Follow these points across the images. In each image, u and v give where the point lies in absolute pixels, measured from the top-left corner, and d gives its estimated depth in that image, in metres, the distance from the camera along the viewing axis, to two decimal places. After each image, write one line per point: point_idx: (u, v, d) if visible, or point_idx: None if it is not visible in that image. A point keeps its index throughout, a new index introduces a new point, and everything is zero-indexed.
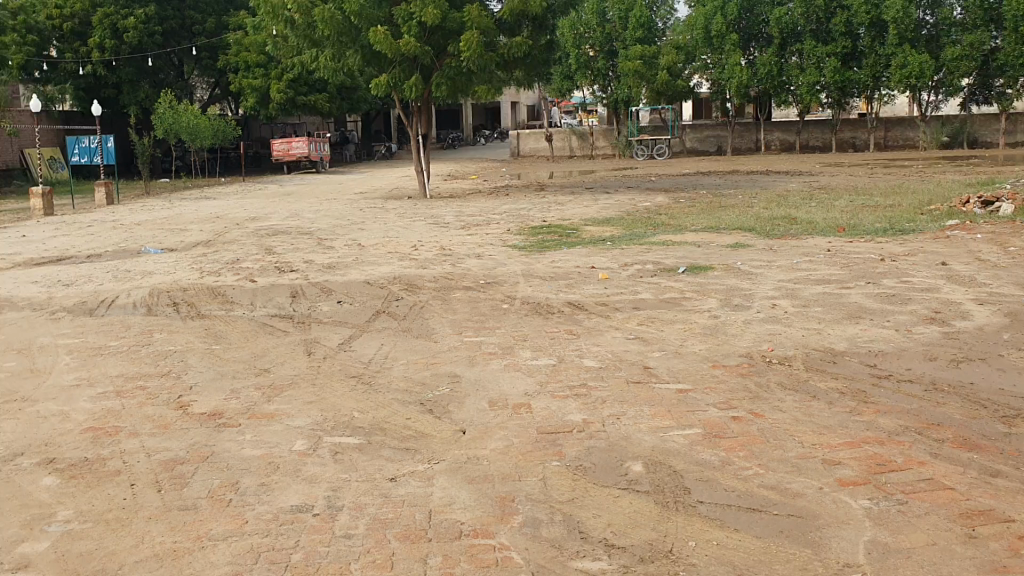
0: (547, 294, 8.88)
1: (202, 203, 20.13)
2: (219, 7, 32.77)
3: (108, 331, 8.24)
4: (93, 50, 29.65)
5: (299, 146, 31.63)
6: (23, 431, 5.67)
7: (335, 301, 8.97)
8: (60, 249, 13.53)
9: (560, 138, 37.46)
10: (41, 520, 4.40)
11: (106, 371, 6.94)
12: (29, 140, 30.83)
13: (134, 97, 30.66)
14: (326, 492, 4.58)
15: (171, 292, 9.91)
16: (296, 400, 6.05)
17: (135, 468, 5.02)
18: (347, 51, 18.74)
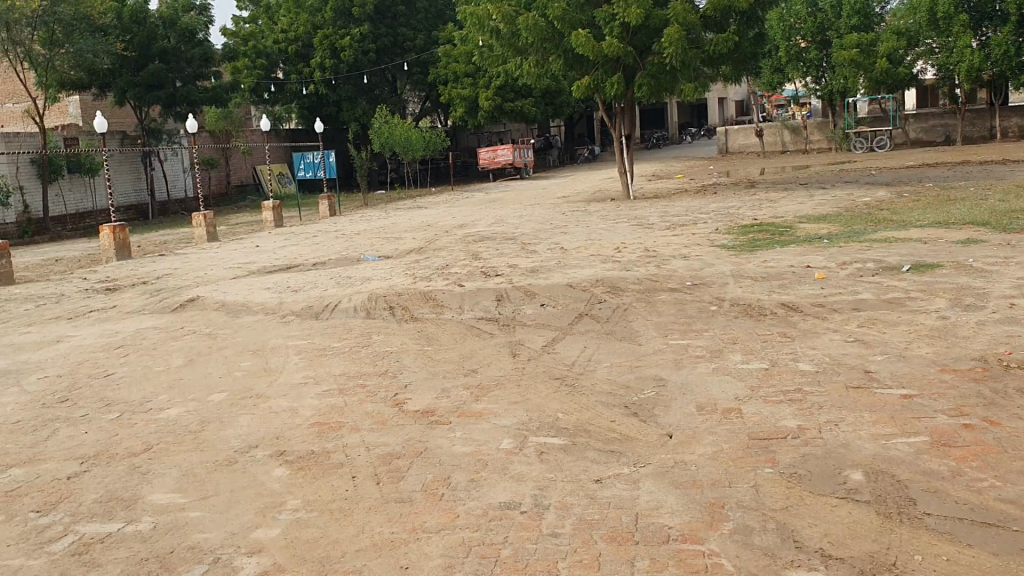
0: (758, 295, 8.59)
1: (415, 212, 21.03)
2: (430, 22, 34.05)
3: (332, 333, 8.77)
4: (315, 71, 31.93)
5: (505, 154, 32.45)
6: (258, 425, 6.12)
7: (539, 304, 9.08)
8: (290, 258, 14.55)
9: (771, 133, 36.38)
10: (273, 508, 4.72)
11: (330, 370, 7.38)
12: (261, 158, 33.49)
13: (353, 114, 32.56)
14: (533, 491, 4.64)
15: (388, 296, 10.41)
16: (504, 400, 6.16)
17: (356, 461, 5.30)
18: (551, 56, 19.03)
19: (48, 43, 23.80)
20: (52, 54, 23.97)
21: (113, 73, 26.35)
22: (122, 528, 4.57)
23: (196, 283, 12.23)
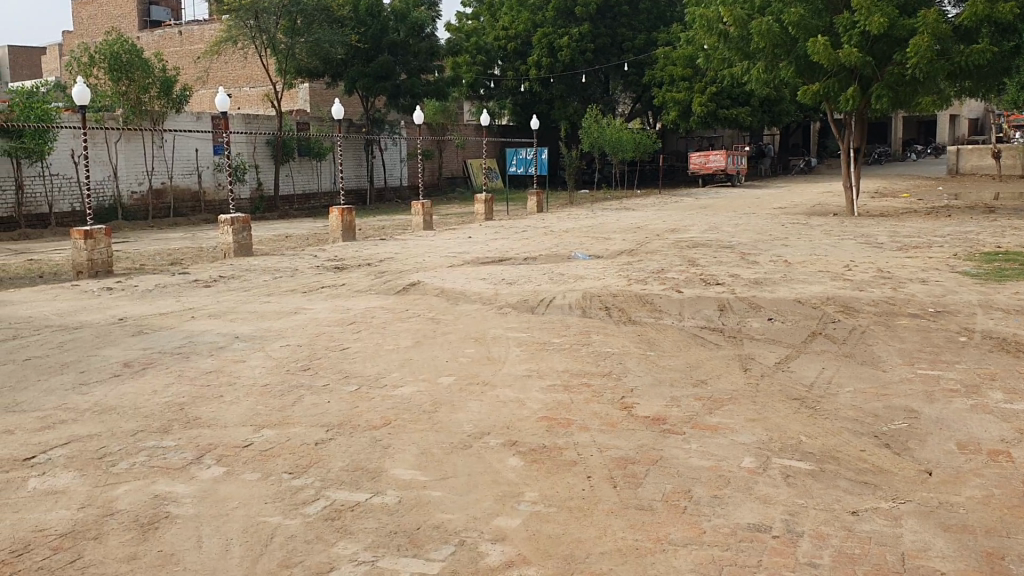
0: (1014, 329, 7.88)
1: (624, 214, 20.92)
2: (652, 23, 33.67)
3: (551, 328, 8.78)
4: (532, 68, 32.65)
5: (716, 160, 31.82)
6: (488, 412, 6.18)
7: (765, 318, 8.72)
8: (502, 250, 14.77)
9: (1010, 155, 33.69)
10: (512, 497, 4.73)
11: (553, 365, 7.37)
12: (473, 151, 34.54)
13: (565, 113, 33.00)
14: (782, 515, 4.40)
15: (603, 297, 10.34)
16: (739, 416, 5.93)
17: (590, 461, 5.23)
18: (781, 63, 18.45)
19: (290, 31, 25.43)
20: (293, 42, 25.65)
21: (345, 62, 27.80)
22: (369, 498, 4.70)
23: (416, 268, 12.64)
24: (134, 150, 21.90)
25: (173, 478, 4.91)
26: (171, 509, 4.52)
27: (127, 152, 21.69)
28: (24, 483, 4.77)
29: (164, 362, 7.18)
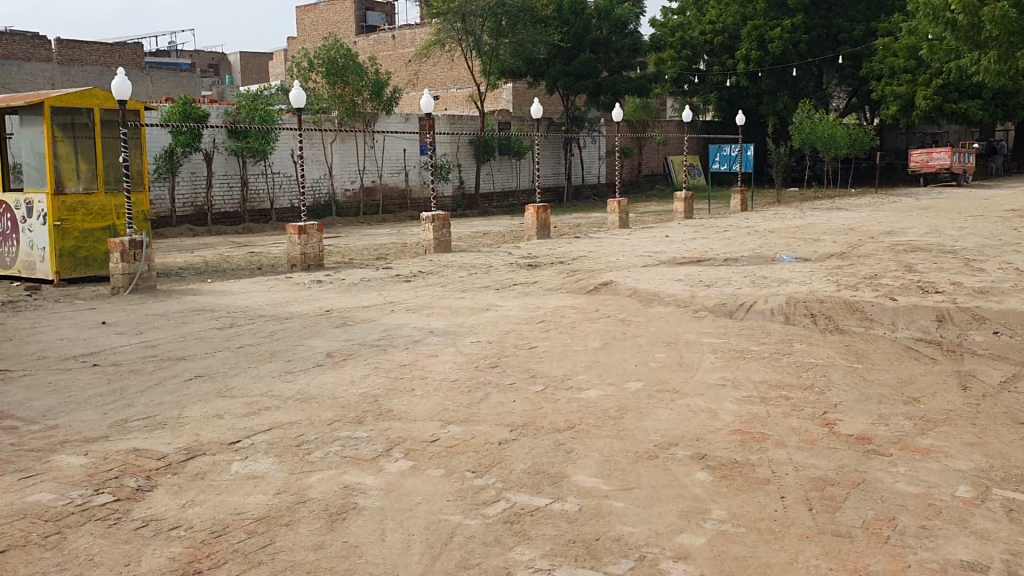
0: None
1: (833, 214, 19.88)
2: (872, 12, 31.84)
3: (749, 335, 8.40)
4: (740, 62, 31.71)
5: (941, 156, 29.67)
6: (677, 422, 5.95)
7: (991, 332, 7.95)
8: (701, 251, 14.39)
9: None
10: (697, 514, 4.51)
11: (749, 374, 7.04)
12: (676, 147, 34.04)
13: (773, 107, 31.83)
14: (1003, 555, 3.94)
15: (807, 302, 9.80)
16: (956, 439, 5.40)
17: (785, 480, 4.91)
18: (1019, 51, 16.90)
19: (495, 33, 25.99)
20: (498, 43, 26.22)
21: (548, 61, 28.06)
22: (550, 504, 4.62)
23: (611, 267, 12.52)
24: (348, 150, 23.05)
25: (362, 469, 5.01)
26: (359, 500, 4.61)
27: (341, 152, 22.86)
28: (229, 466, 4.96)
29: (364, 354, 7.41)
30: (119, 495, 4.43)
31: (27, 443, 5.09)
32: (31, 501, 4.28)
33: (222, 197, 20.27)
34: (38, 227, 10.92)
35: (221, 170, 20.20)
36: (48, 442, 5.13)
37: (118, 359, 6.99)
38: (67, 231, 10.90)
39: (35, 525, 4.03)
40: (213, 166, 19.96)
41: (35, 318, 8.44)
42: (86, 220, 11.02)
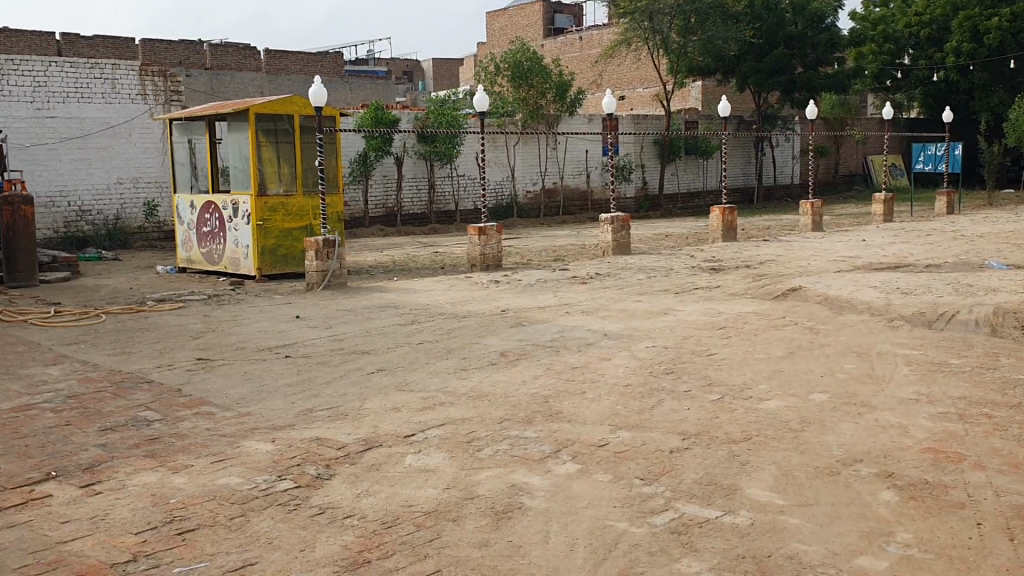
0: None
1: None
2: None
3: (949, 347, 7.81)
4: (950, 55, 29.70)
5: None
6: (863, 437, 5.61)
7: None
8: (899, 256, 13.57)
9: None
10: (880, 536, 4.21)
11: (947, 390, 6.53)
12: (875, 146, 32.36)
13: (987, 103, 29.63)
14: None
15: (1018, 313, 9.02)
16: None
17: (982, 505, 4.51)
18: None
19: (683, 31, 25.77)
20: (686, 41, 25.93)
21: (738, 58, 27.34)
22: (720, 517, 4.38)
23: (799, 272, 12.00)
24: (532, 152, 23.36)
25: (530, 469, 4.87)
26: (524, 501, 4.43)
27: (526, 154, 23.20)
28: (402, 458, 4.94)
29: (537, 354, 7.39)
30: (299, 482, 4.56)
31: (220, 429, 5.42)
32: (220, 484, 4.55)
33: (411, 199, 21.03)
34: (243, 226, 11.69)
35: (411, 173, 20.96)
36: (239, 429, 5.43)
37: (307, 352, 7.31)
38: (269, 231, 11.60)
39: (223, 508, 4.26)
40: (403, 169, 20.74)
41: (236, 312, 9.01)
42: (286, 221, 11.71)
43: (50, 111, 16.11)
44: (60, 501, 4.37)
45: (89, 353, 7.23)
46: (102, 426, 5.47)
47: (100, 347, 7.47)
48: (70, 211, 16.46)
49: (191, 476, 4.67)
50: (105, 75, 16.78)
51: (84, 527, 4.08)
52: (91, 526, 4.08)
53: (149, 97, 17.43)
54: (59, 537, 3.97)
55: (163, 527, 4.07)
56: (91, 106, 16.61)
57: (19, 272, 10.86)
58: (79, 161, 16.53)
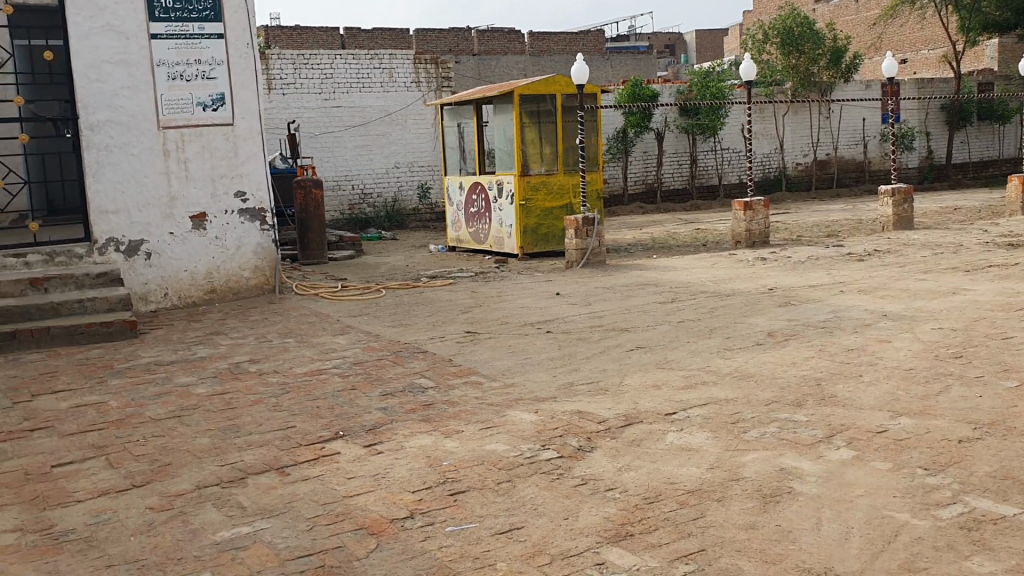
0: None
1: None
2: None
3: None
4: None
5: None
6: None
7: None
8: None
9: None
10: None
11: None
12: None
13: None
14: None
15: None
16: None
17: None
18: None
19: None
20: None
21: None
22: (1018, 514, 3.88)
23: None
24: (800, 123, 22.33)
25: (799, 453, 4.51)
26: (795, 484, 4.16)
27: (794, 125, 22.23)
28: (664, 436, 4.79)
29: (808, 333, 6.95)
30: (563, 453, 4.61)
31: (487, 398, 5.63)
32: (489, 450, 4.71)
33: (671, 175, 20.79)
34: (506, 205, 12.06)
35: (672, 148, 20.71)
36: (505, 398, 5.60)
37: (569, 328, 7.39)
38: (531, 209, 11.87)
39: (491, 473, 4.42)
40: (664, 144, 20.55)
41: (501, 288, 9.31)
42: (548, 200, 11.94)
43: (337, 102, 17.51)
44: (347, 459, 4.74)
45: (371, 324, 7.78)
46: (383, 392, 5.87)
47: (380, 318, 8.02)
48: (353, 194, 17.82)
49: (461, 441, 4.89)
50: (383, 64, 17.88)
51: (367, 483, 4.40)
52: (373, 483, 4.40)
53: (422, 84, 18.33)
54: (346, 491, 4.31)
55: (437, 487, 4.30)
56: (371, 95, 17.83)
57: (312, 251, 11.91)
58: (362, 147, 17.85)
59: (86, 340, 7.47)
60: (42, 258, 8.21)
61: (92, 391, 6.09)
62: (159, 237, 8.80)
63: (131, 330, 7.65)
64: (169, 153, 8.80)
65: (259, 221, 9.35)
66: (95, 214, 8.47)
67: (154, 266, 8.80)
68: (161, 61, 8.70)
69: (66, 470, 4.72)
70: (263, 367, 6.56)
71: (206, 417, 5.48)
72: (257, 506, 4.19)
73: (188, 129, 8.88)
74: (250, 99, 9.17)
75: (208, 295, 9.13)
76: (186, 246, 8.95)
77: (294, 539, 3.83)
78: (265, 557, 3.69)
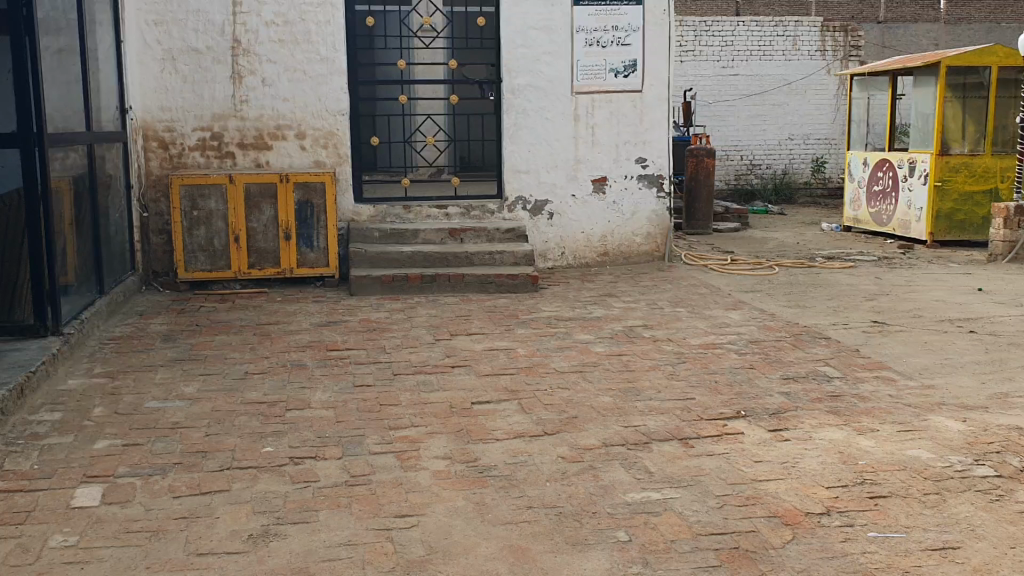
0: None
1: None
2: None
3: None
4: None
5: None
6: None
7: None
8: None
9: None
10: None
11: None
12: None
13: None
14: None
15: None
16: None
17: None
18: None
19: None
20: None
21: None
22: None
23: None
24: None
25: None
26: None
27: None
28: None
29: None
30: (1002, 472, 4.11)
31: (905, 398, 5.19)
32: (911, 456, 4.33)
33: None
34: (917, 186, 11.09)
35: None
36: (924, 401, 5.13)
37: (997, 330, 6.61)
38: (948, 192, 10.83)
39: (916, 481, 4.05)
40: None
41: (911, 277, 8.58)
42: (970, 182, 10.82)
43: (734, 70, 17.24)
44: (753, 440, 4.60)
45: (766, 303, 7.55)
46: (784, 375, 5.64)
47: (774, 297, 7.75)
48: (742, 165, 17.53)
49: (877, 441, 4.55)
50: (787, 32, 17.27)
51: (776, 469, 4.24)
52: (784, 470, 4.23)
53: (828, 53, 17.41)
54: (755, 475, 4.18)
55: (855, 486, 4.04)
56: (771, 64, 17.30)
57: (697, 221, 11.97)
58: (756, 117, 17.43)
59: (495, 290, 8.06)
60: (461, 211, 9.07)
61: (503, 338, 6.53)
62: (563, 199, 9.28)
63: (533, 285, 8.11)
64: (580, 118, 9.16)
65: (656, 188, 9.44)
66: (508, 173, 9.12)
67: (555, 226, 9.31)
68: (581, 28, 9.01)
69: (484, 409, 5.08)
70: (658, 333, 6.63)
71: (608, 377, 5.64)
72: (665, 474, 4.20)
73: (599, 95, 9.16)
74: (661, 66, 9.20)
75: (602, 258, 9.48)
76: (586, 209, 9.34)
77: (705, 515, 3.78)
78: (677, 527, 3.68)
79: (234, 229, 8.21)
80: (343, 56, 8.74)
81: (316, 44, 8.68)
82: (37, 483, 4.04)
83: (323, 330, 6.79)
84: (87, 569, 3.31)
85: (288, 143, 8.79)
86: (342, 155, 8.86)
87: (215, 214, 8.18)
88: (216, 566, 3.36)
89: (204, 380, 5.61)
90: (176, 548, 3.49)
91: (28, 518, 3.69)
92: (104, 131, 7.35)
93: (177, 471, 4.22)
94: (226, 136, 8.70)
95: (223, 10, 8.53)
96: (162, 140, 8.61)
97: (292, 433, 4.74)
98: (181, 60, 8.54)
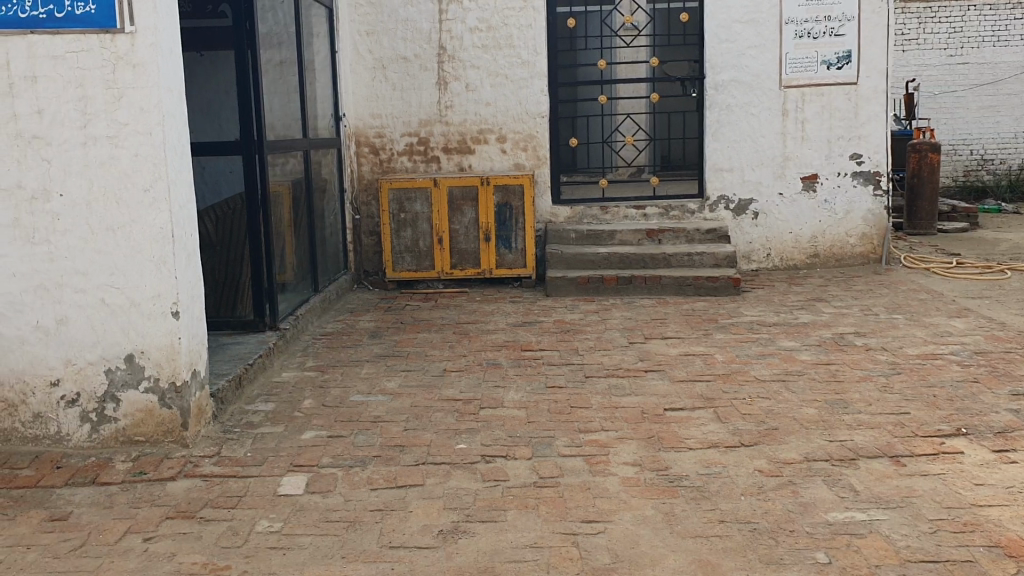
0: None
1: None
2: None
3: None
4: None
5: None
6: None
7: None
8: None
9: None
10: None
11: None
12: None
13: None
14: None
15: None
16: None
17: None
18: None
19: None
20: None
21: None
22: None
23: None
24: None
25: None
26: None
27: None
28: None
29: None
30: None
31: None
32: None
33: None
34: None
35: None
36: None
37: None
38: None
39: None
40: None
41: None
42: None
43: (964, 58, 15.98)
44: (974, 461, 4.21)
45: (995, 310, 6.92)
46: (1013, 391, 5.13)
47: (1005, 304, 7.09)
48: (972, 160, 16.23)
49: None
50: None
51: (1001, 495, 3.85)
52: (1010, 496, 3.83)
53: None
54: (975, 499, 3.82)
55: None
56: (1008, 50, 15.90)
57: (920, 220, 11.17)
58: (988, 108, 16.07)
59: (694, 292, 7.87)
60: (660, 211, 8.94)
61: (701, 342, 6.35)
62: (768, 198, 8.93)
63: (734, 287, 7.85)
64: (789, 113, 8.77)
65: (873, 186, 8.88)
66: (711, 172, 8.90)
67: (760, 226, 8.99)
68: (791, 20, 8.60)
69: (677, 416, 4.95)
70: (870, 341, 6.22)
71: (812, 386, 5.34)
72: (872, 493, 3.92)
73: (809, 89, 8.73)
74: (879, 56, 8.62)
75: (811, 260, 9.04)
76: (794, 209, 8.94)
77: (916, 540, 3.49)
78: (883, 552, 3.41)
79: (438, 230, 8.47)
80: (544, 59, 8.81)
81: (518, 48, 8.80)
82: (249, 470, 4.31)
83: (519, 330, 6.87)
84: (288, 555, 3.49)
85: (490, 147, 8.99)
86: (542, 157, 8.96)
87: (420, 217, 8.47)
88: (407, 560, 3.45)
89: (405, 376, 5.82)
90: (371, 539, 3.62)
91: (240, 503, 3.95)
92: (319, 138, 7.78)
93: (375, 463, 4.39)
94: (432, 141, 9.00)
95: (429, 18, 8.81)
96: (373, 146, 9.03)
97: (485, 431, 4.81)
98: (390, 68, 8.91)
